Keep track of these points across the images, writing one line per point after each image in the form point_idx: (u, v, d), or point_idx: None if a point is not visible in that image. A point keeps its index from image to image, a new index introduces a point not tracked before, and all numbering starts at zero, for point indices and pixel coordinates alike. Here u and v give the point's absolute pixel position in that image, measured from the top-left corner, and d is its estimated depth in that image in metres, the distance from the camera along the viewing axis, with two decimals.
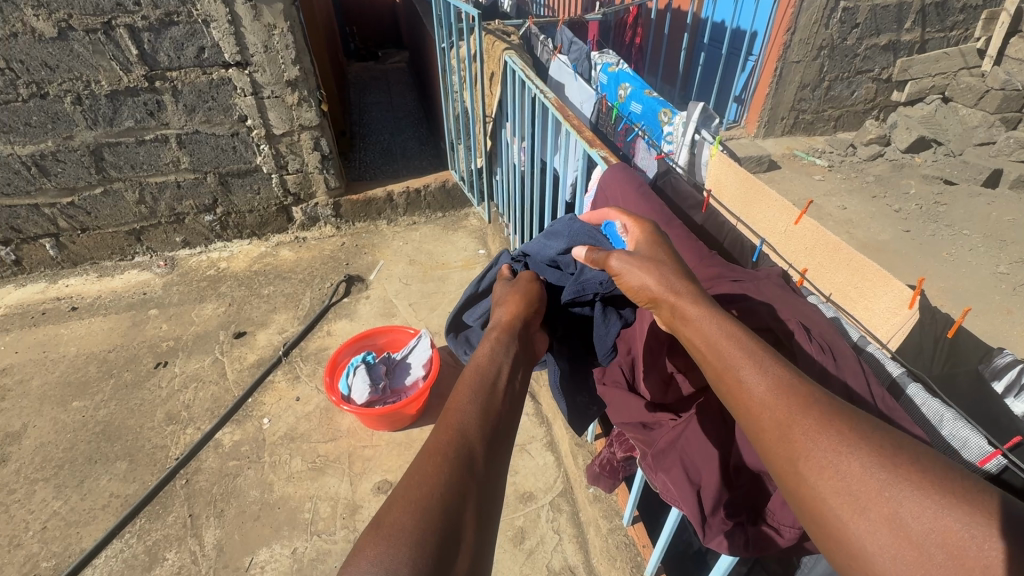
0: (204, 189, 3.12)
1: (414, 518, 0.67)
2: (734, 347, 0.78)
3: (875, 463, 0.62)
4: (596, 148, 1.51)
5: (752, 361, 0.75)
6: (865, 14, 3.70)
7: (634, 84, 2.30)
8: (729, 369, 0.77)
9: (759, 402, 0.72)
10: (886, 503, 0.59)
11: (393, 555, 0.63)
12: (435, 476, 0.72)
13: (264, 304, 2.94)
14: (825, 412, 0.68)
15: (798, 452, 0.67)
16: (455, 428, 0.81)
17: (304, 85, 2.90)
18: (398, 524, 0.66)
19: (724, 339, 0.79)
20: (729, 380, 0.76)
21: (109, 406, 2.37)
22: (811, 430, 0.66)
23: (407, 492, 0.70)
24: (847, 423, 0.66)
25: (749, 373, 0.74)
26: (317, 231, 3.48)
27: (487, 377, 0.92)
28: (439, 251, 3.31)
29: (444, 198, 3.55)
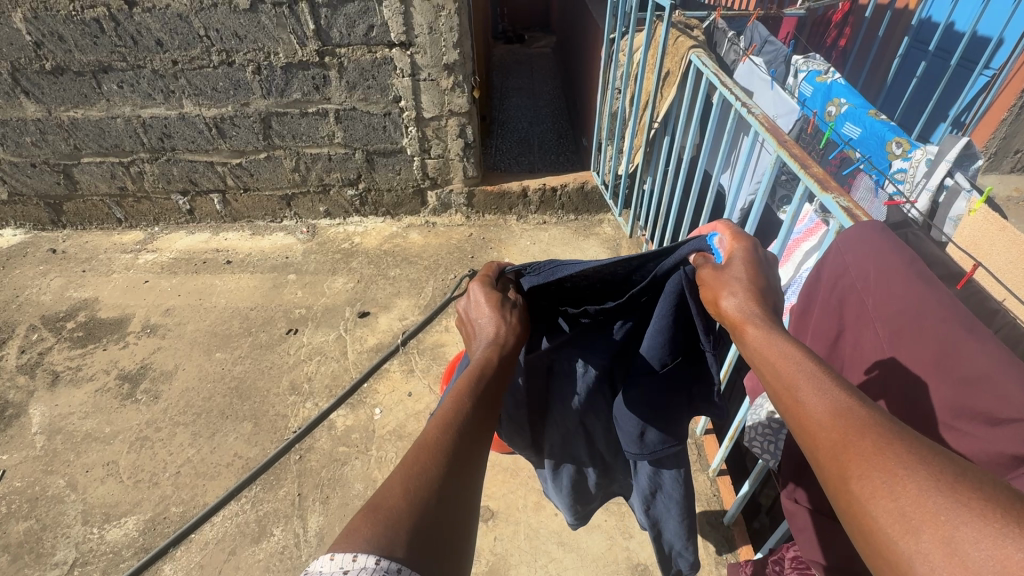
0: (351, 164, 3.19)
1: (409, 506, 0.77)
2: (802, 372, 0.79)
3: (932, 487, 0.59)
4: (833, 194, 1.14)
5: (817, 385, 0.76)
6: None
7: (855, 100, 1.88)
8: (790, 389, 0.78)
9: (819, 421, 0.72)
10: (941, 526, 0.56)
11: (389, 535, 0.72)
12: (430, 468, 0.83)
13: (389, 286, 2.95)
14: (884, 435, 0.66)
15: (849, 475, 0.65)
16: (456, 429, 0.90)
17: (461, 71, 2.80)
18: (394, 508, 0.76)
19: (783, 360, 0.82)
20: (789, 402, 0.78)
21: (244, 363, 2.52)
22: (864, 451, 0.65)
23: (408, 480, 0.81)
24: (908, 445, 0.64)
25: (809, 396, 0.75)
26: (446, 218, 3.44)
27: (493, 377, 1.00)
28: (567, 258, 3.09)
29: (580, 200, 3.32)
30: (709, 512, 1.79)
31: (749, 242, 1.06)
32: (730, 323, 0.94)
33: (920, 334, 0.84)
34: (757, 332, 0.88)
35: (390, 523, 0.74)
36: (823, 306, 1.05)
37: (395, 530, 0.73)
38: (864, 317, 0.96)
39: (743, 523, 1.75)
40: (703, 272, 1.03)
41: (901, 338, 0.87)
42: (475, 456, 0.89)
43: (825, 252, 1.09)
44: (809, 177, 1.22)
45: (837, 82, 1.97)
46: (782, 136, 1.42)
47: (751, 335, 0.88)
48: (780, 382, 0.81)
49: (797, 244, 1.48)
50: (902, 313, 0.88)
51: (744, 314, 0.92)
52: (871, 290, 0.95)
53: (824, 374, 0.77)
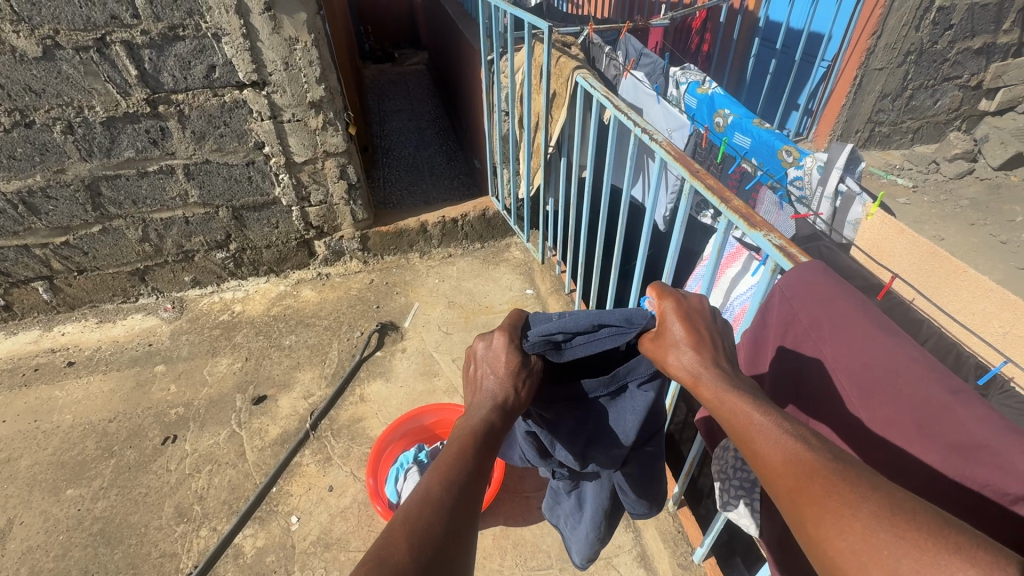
0: (216, 224, 2.74)
1: (418, 563, 0.69)
2: (754, 418, 0.78)
3: (877, 523, 0.59)
4: (762, 231, 1.08)
5: (766, 434, 0.76)
6: (960, 15, 3.37)
7: (738, 111, 1.95)
8: (746, 440, 0.78)
9: (773, 468, 0.72)
10: (885, 560, 0.57)
11: None
12: (435, 524, 0.75)
13: (286, 359, 2.55)
14: (834, 474, 0.66)
15: (807, 512, 0.66)
16: (458, 480, 0.83)
17: (330, 107, 2.49)
18: (401, 562, 0.68)
19: (737, 405, 0.82)
20: (749, 452, 0.77)
21: (109, 496, 2.01)
22: (817, 494, 0.66)
23: (412, 531, 0.73)
24: (845, 476, 0.66)
25: (762, 445, 0.75)
26: (341, 267, 3.09)
27: (496, 435, 0.93)
28: (481, 291, 2.91)
29: (484, 227, 3.15)
30: (677, 551, 1.70)
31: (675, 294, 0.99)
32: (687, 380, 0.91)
33: (889, 393, 0.78)
34: (709, 394, 0.86)
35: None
36: (780, 371, 0.98)
37: None
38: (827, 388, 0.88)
39: (712, 557, 1.67)
40: (645, 344, 1.02)
41: (867, 408, 0.81)
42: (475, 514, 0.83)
43: (770, 296, 1.03)
44: (732, 211, 1.15)
45: (718, 93, 2.02)
46: (691, 164, 1.36)
47: (705, 394, 0.86)
48: (739, 434, 0.79)
49: (724, 270, 1.44)
50: (871, 369, 0.81)
51: (698, 374, 0.89)
52: (827, 338, 0.89)
53: (776, 419, 0.77)
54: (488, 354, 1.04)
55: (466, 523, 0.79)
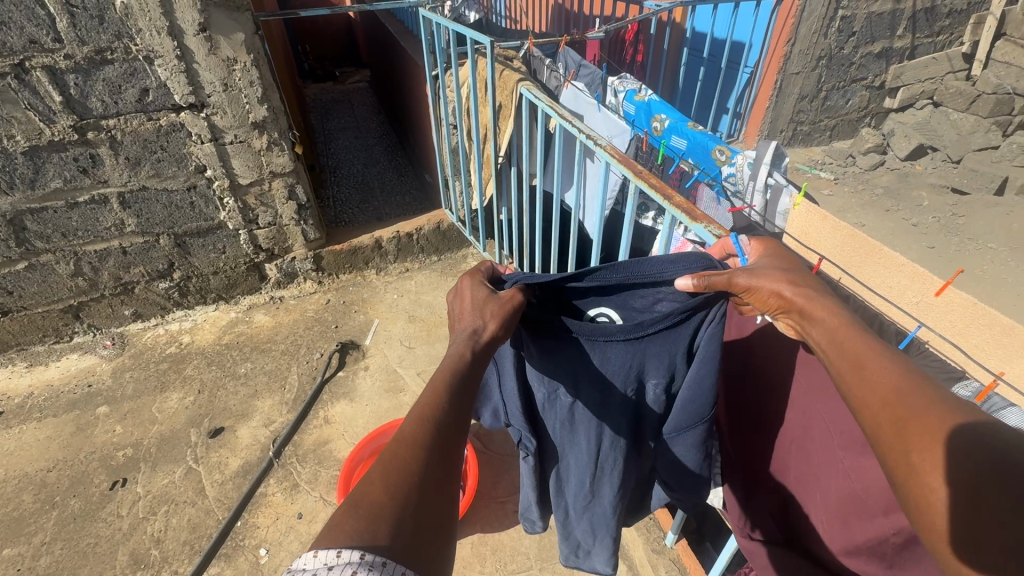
0: (157, 253, 2.62)
1: (394, 502, 0.71)
2: (860, 344, 0.76)
3: (991, 449, 0.61)
4: (702, 223, 1.16)
5: (880, 366, 0.73)
6: (861, 22, 3.72)
7: (673, 116, 2.08)
8: (849, 366, 0.75)
9: (880, 394, 0.71)
10: (1003, 482, 0.59)
11: (372, 529, 0.67)
12: (412, 463, 0.76)
13: (242, 388, 2.46)
14: (944, 409, 0.67)
15: (914, 455, 0.66)
16: (433, 418, 0.82)
17: (274, 127, 2.45)
18: (376, 503, 0.70)
19: (850, 329, 0.77)
20: (853, 380, 0.74)
21: (54, 551, 1.86)
22: (932, 437, 0.65)
23: (387, 472, 0.74)
24: (954, 412, 0.67)
25: (875, 376, 0.73)
26: (294, 289, 3.02)
27: (474, 371, 0.90)
28: (441, 303, 2.92)
29: (439, 239, 3.17)
30: (651, 537, 1.76)
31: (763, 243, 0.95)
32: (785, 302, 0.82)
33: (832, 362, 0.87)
34: (821, 313, 0.79)
35: (380, 524, 0.68)
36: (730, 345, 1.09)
37: (378, 528, 0.67)
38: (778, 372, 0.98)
39: (684, 540, 1.74)
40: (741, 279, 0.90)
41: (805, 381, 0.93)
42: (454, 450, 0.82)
43: None
44: (674, 207, 1.24)
45: (654, 99, 2.14)
46: (633, 165, 1.44)
47: (816, 311, 0.79)
48: (835, 356, 0.77)
49: None
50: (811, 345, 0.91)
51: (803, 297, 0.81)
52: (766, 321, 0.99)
53: (889, 352, 0.75)
54: (462, 296, 1.01)
55: (442, 460, 0.79)
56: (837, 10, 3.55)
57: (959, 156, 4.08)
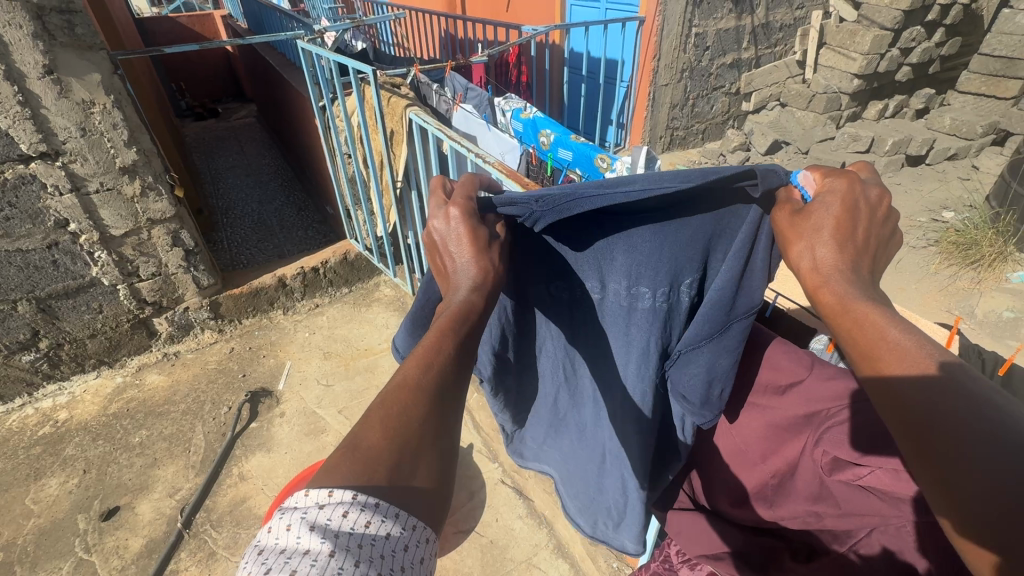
0: (16, 322, 2.31)
1: (391, 448, 0.63)
2: (885, 337, 0.61)
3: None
4: None
5: (902, 354, 0.59)
6: (712, 38, 4.17)
7: (557, 130, 2.22)
8: (869, 356, 0.61)
9: (894, 397, 0.57)
10: None
11: (369, 479, 0.60)
12: (416, 409, 0.67)
13: (138, 458, 2.21)
14: (991, 427, 0.51)
15: (937, 463, 0.52)
16: (440, 361, 0.73)
17: (148, 170, 2.28)
18: (375, 449, 0.63)
19: (871, 315, 0.64)
20: (868, 372, 0.61)
21: None
22: (961, 438, 0.52)
23: (386, 417, 0.66)
24: (1000, 429, 0.50)
25: (893, 366, 0.59)
26: (191, 342, 2.78)
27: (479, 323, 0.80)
28: (357, 335, 2.84)
29: (348, 270, 3.08)
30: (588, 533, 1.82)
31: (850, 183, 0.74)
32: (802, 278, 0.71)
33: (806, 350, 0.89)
34: (832, 298, 0.67)
35: (369, 469, 0.61)
36: None
37: (371, 479, 0.60)
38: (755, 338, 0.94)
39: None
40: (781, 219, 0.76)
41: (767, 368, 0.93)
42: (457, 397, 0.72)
43: None
44: None
45: (538, 116, 2.27)
46: (521, 179, 1.54)
47: (826, 298, 0.68)
48: (857, 344, 0.63)
49: None
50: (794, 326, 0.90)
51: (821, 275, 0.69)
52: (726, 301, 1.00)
53: (915, 335, 0.60)
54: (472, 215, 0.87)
55: (444, 408, 0.70)
56: (691, 27, 3.96)
57: (806, 148, 4.70)
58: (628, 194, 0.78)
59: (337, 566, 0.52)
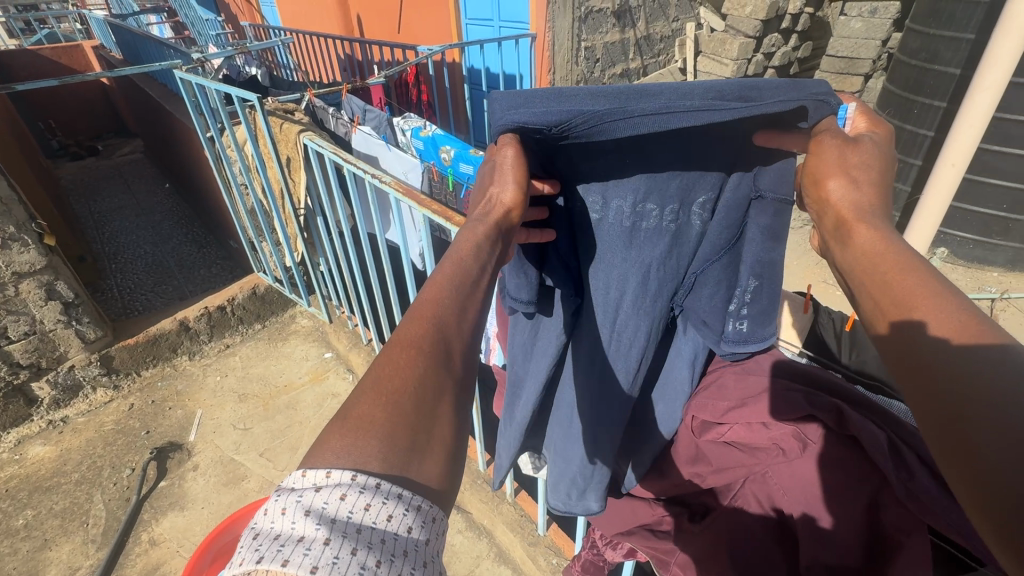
0: None
1: (388, 418, 0.59)
2: (928, 293, 0.65)
3: None
4: None
5: (934, 301, 0.64)
6: (600, 51, 4.37)
7: (456, 145, 2.26)
8: (898, 305, 0.66)
9: (923, 335, 0.62)
10: None
11: (363, 448, 0.56)
12: (415, 370, 0.64)
13: (25, 543, 1.97)
14: (1006, 363, 0.54)
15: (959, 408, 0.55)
16: (433, 319, 0.70)
17: (7, 220, 2.05)
18: (368, 414, 0.59)
19: (912, 271, 0.69)
20: (897, 318, 0.65)
21: None
22: (991, 389, 0.53)
23: (378, 384, 0.62)
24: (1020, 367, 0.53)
25: (926, 314, 0.63)
26: (80, 404, 2.51)
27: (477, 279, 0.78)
28: (275, 371, 2.70)
29: (259, 305, 2.94)
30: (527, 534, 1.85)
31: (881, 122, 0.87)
32: (836, 210, 0.80)
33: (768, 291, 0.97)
34: (869, 233, 0.75)
35: (371, 442, 0.57)
36: None
37: (367, 444, 0.56)
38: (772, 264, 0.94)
39: (523, 491, 1.93)
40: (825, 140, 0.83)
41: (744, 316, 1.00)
42: (458, 364, 0.69)
43: None
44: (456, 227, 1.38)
45: (437, 133, 2.31)
46: (418, 196, 1.57)
47: (863, 235, 0.75)
48: (884, 296, 0.69)
49: None
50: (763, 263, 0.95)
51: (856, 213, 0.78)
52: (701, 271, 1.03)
53: (951, 293, 0.64)
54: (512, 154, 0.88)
55: (447, 375, 0.67)
56: (579, 40, 4.16)
57: None
58: (675, 111, 0.84)
59: (334, 552, 0.47)
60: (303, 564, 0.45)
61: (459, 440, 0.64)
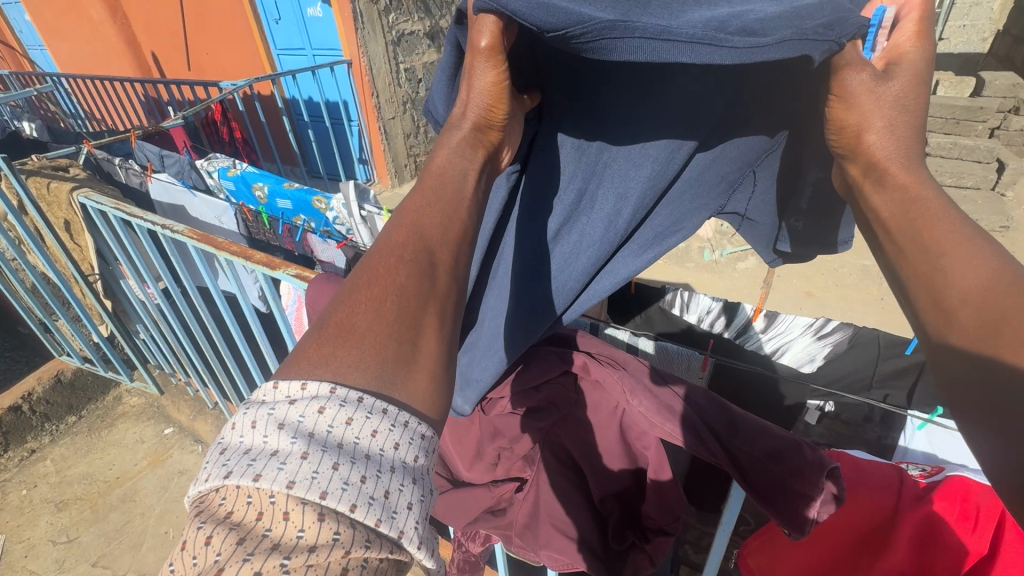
0: None
1: (376, 330, 0.53)
2: (970, 241, 0.56)
3: None
4: (282, 268, 1.27)
5: (970, 251, 0.55)
6: (421, 70, 4.46)
7: (268, 180, 2.12)
8: (925, 258, 0.58)
9: (962, 297, 0.53)
10: None
11: (353, 360, 0.50)
12: (403, 277, 0.57)
13: None
14: None
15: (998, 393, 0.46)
16: (421, 229, 0.62)
17: None
18: (357, 323, 0.53)
19: (945, 213, 0.60)
20: (921, 266, 0.58)
21: None
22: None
23: (363, 292, 0.56)
24: None
25: (955, 262, 0.55)
26: None
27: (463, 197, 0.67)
28: (100, 465, 2.33)
29: (68, 392, 2.53)
30: None
31: (930, 37, 0.68)
32: (866, 156, 0.66)
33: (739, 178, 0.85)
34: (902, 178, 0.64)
35: (356, 351, 0.51)
36: None
37: (356, 361, 0.50)
38: (819, 195, 0.87)
39: None
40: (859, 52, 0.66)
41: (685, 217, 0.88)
42: (441, 277, 0.60)
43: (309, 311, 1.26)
44: (256, 263, 1.31)
45: (245, 171, 2.15)
46: (215, 239, 1.46)
47: (901, 175, 0.64)
48: (909, 247, 0.60)
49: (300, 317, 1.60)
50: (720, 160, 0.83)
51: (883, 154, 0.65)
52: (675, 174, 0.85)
53: (987, 242, 0.56)
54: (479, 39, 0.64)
55: (430, 290, 0.58)
56: (398, 63, 4.23)
57: None
58: (677, 39, 0.56)
59: (312, 465, 0.42)
60: (276, 478, 0.40)
61: (446, 355, 0.57)
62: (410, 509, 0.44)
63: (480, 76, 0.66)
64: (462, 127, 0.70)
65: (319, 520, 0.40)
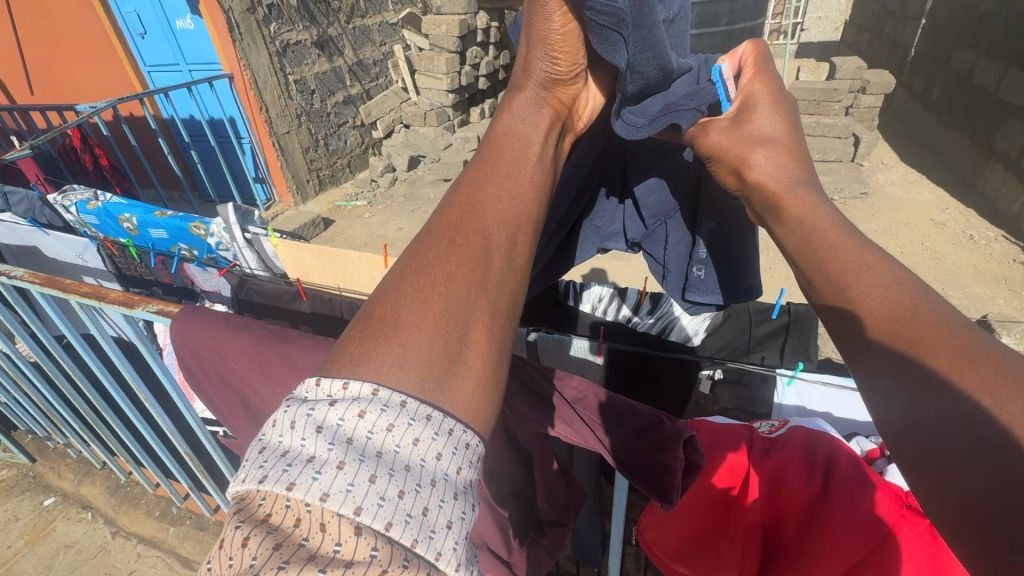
0: None
1: (427, 332, 0.45)
2: (875, 263, 0.50)
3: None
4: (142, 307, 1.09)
5: (875, 276, 0.49)
6: (313, 81, 4.31)
7: (135, 210, 1.89)
8: (832, 284, 0.51)
9: (873, 326, 0.47)
10: None
11: (394, 370, 0.43)
12: (461, 266, 0.49)
13: None
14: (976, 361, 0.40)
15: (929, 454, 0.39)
16: (484, 202, 0.54)
17: None
18: (408, 320, 0.46)
19: (844, 241, 0.53)
20: (831, 296, 0.51)
21: None
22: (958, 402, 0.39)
23: (413, 280, 0.49)
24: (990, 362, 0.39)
25: (864, 291, 0.49)
26: None
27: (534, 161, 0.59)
28: None
29: None
30: None
31: (771, 76, 0.69)
32: (758, 193, 0.62)
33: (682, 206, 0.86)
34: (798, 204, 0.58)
35: (398, 349, 0.44)
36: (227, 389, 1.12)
37: (399, 371, 0.43)
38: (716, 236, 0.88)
39: None
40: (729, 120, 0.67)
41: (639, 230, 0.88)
42: (497, 264, 0.50)
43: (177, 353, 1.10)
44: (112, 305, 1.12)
45: (107, 201, 1.91)
46: (63, 281, 1.26)
47: (796, 207, 0.58)
48: (819, 278, 0.53)
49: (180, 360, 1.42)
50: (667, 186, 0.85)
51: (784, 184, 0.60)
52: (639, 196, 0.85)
53: (891, 266, 0.50)
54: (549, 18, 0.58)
55: (485, 282, 0.49)
56: (285, 75, 4.05)
57: None
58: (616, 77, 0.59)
59: (348, 476, 0.39)
60: (310, 488, 0.38)
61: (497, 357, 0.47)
62: (449, 527, 0.40)
63: (543, 24, 0.59)
64: (527, 84, 0.64)
65: (356, 534, 0.38)
